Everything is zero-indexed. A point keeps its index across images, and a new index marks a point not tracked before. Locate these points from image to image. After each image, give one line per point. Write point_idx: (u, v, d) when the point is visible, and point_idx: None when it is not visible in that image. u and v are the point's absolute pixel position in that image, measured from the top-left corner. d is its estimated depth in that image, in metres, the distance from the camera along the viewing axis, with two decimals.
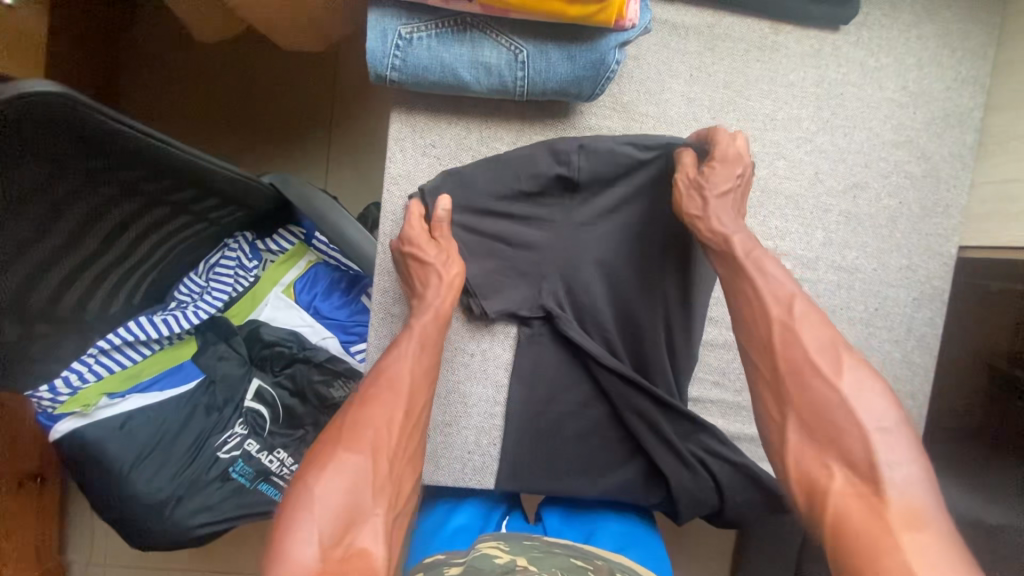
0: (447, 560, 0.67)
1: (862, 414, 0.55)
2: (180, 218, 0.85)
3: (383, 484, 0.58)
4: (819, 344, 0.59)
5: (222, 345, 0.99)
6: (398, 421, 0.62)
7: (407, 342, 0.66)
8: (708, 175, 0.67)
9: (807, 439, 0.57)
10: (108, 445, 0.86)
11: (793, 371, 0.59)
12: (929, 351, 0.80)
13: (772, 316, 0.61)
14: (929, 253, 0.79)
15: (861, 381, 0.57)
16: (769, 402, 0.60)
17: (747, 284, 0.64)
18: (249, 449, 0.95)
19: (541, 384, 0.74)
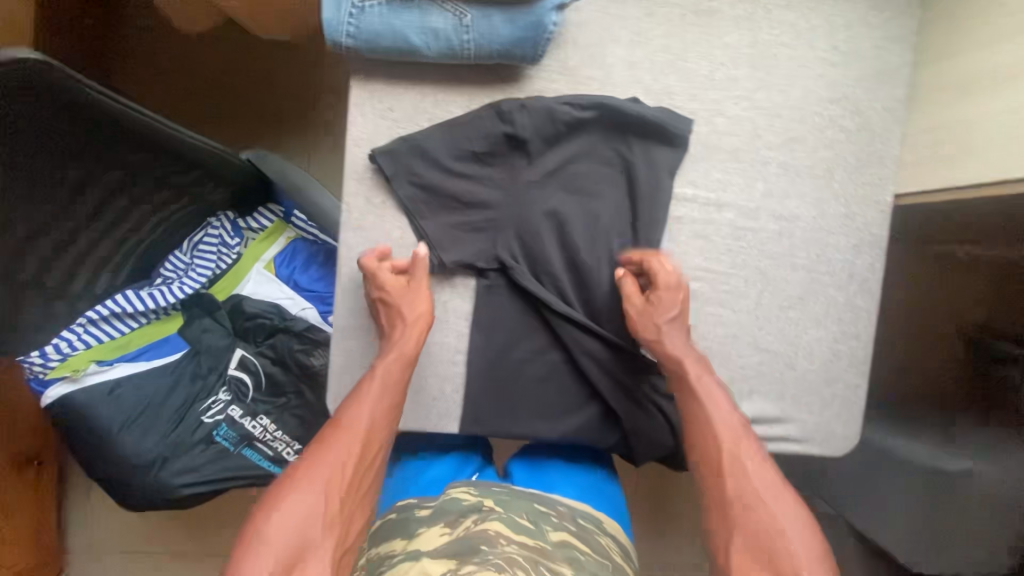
0: (418, 503, 0.78)
1: (795, 543, 0.62)
2: (167, 189, 0.93)
3: (333, 521, 0.61)
4: (763, 480, 0.66)
5: (207, 318, 1.03)
6: (353, 459, 0.65)
7: (370, 382, 0.71)
8: (656, 304, 0.75)
9: (751, 558, 0.61)
10: (97, 407, 0.91)
11: (737, 494, 0.65)
12: (871, 295, 0.85)
13: (721, 439, 0.69)
14: (867, 202, 0.84)
15: (791, 509, 0.64)
16: (717, 519, 0.65)
17: (699, 408, 0.71)
18: (233, 415, 1.00)
19: (500, 333, 0.79)
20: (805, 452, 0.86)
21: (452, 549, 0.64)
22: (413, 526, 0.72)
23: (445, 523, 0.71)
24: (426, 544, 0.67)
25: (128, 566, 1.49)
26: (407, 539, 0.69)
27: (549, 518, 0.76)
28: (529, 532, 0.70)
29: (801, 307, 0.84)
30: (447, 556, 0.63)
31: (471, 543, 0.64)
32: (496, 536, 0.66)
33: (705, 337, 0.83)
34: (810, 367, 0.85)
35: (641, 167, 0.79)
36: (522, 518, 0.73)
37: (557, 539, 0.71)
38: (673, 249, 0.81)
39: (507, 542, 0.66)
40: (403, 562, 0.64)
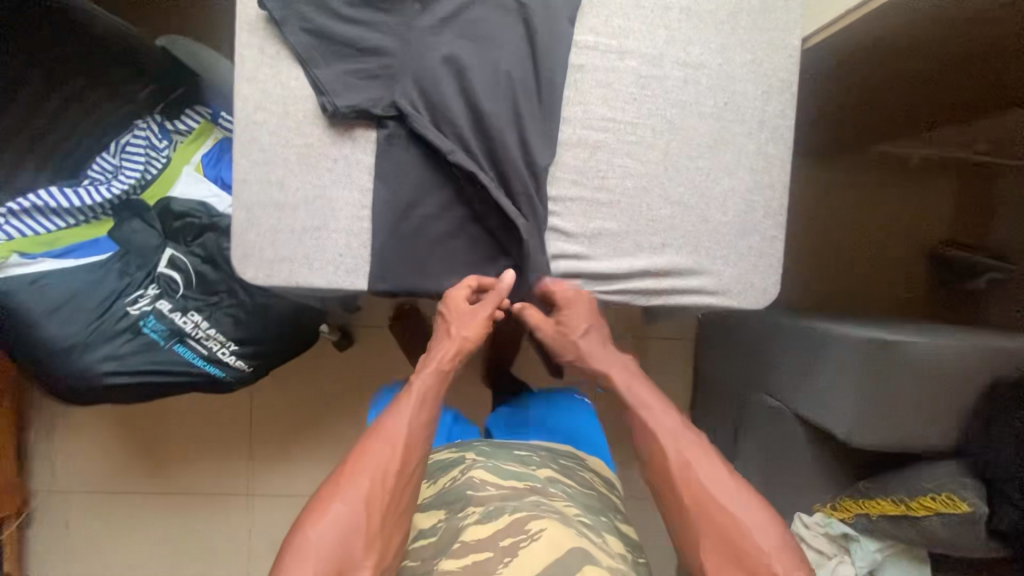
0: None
1: (754, 532, 0.63)
2: (85, 79, 1.03)
3: (374, 535, 0.61)
4: (714, 475, 0.67)
5: (137, 220, 1.02)
6: (394, 470, 0.65)
7: (409, 396, 0.73)
8: (565, 322, 0.83)
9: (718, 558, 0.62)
10: (18, 296, 0.91)
11: (693, 495, 0.66)
12: (783, 142, 0.84)
13: (667, 446, 0.70)
14: (773, 47, 0.83)
15: (747, 499, 0.65)
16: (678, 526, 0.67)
17: (644, 421, 0.74)
18: (161, 308, 0.99)
19: (404, 186, 0.78)
20: (725, 307, 0.85)
21: (440, 503, 0.72)
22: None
23: (428, 479, 0.81)
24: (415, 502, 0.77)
25: (89, 510, 1.45)
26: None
27: (533, 457, 0.82)
28: (517, 474, 0.75)
29: (711, 156, 0.83)
30: (435, 508, 0.72)
31: (458, 493, 0.71)
32: (481, 482, 0.72)
33: (615, 189, 0.82)
34: (725, 218, 0.84)
35: (536, 12, 0.78)
36: (508, 463, 0.78)
37: (544, 474, 0.77)
38: (576, 98, 0.80)
39: (492, 486, 0.71)
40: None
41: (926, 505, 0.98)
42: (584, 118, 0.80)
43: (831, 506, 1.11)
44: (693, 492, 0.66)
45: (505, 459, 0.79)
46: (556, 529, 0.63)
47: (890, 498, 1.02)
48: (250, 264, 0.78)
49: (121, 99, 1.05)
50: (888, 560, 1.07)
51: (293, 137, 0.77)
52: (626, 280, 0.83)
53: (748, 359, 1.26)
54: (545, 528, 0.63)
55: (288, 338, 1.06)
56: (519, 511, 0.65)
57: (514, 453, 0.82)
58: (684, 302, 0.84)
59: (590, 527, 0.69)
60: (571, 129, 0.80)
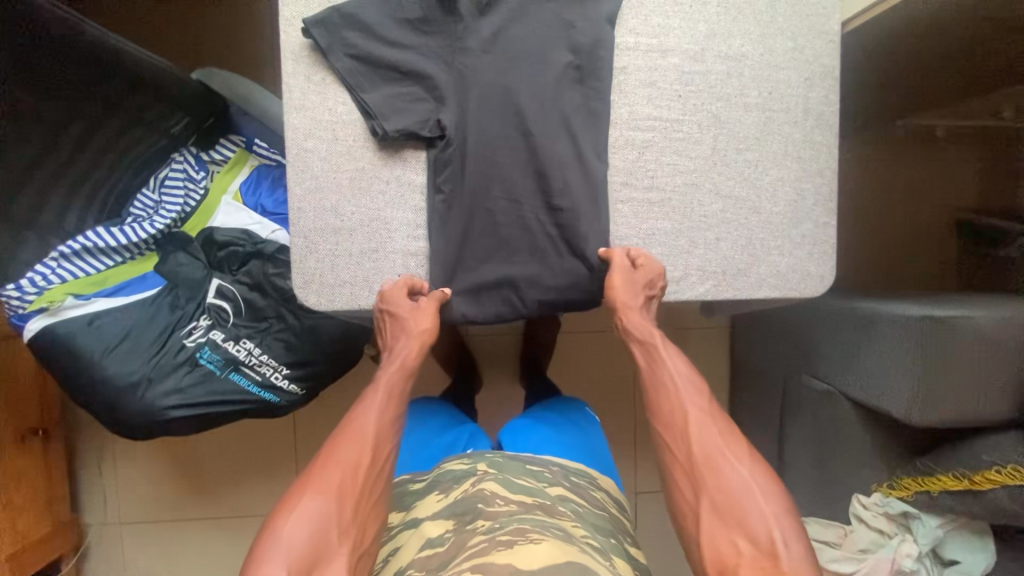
0: (412, 479, 0.88)
1: (760, 499, 0.64)
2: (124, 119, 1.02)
3: (348, 526, 0.62)
4: (726, 439, 0.69)
5: (182, 253, 1.03)
6: (363, 464, 0.66)
7: (374, 393, 0.72)
8: (638, 273, 0.77)
9: (717, 518, 0.64)
10: (77, 337, 0.92)
11: (705, 458, 0.68)
12: (830, 127, 0.84)
13: (687, 406, 0.72)
14: (814, 32, 0.82)
15: (757, 468, 0.67)
16: (684, 484, 0.68)
17: (660, 379, 0.75)
18: (215, 338, 1.00)
19: (455, 202, 0.78)
20: (783, 298, 0.85)
21: (448, 511, 0.72)
22: (409, 500, 0.82)
23: (439, 490, 0.78)
24: (425, 511, 0.75)
25: (141, 540, 1.46)
26: (404, 511, 0.79)
27: (546, 474, 0.82)
28: (527, 490, 0.76)
29: (758, 148, 0.82)
30: (444, 517, 0.71)
31: (468, 503, 0.71)
32: (491, 495, 0.72)
33: (665, 187, 0.81)
34: (776, 209, 0.83)
35: (576, 17, 0.78)
36: (519, 477, 0.79)
37: (556, 492, 0.78)
38: (621, 100, 0.80)
39: (501, 499, 0.72)
40: (402, 531, 0.74)
41: (990, 479, 0.95)
42: (629, 120, 0.80)
43: (888, 485, 1.09)
44: (706, 453, 0.68)
45: (516, 473, 0.79)
46: (556, 542, 0.63)
47: (950, 474, 1.00)
48: (312, 291, 0.79)
49: (158, 134, 1.05)
50: (949, 534, 1.03)
51: (344, 162, 0.77)
52: (683, 280, 0.83)
53: (790, 344, 1.26)
54: (546, 539, 0.63)
55: (340, 358, 1.06)
56: (525, 523, 0.66)
57: (526, 468, 0.82)
58: (742, 295, 0.84)
59: (598, 548, 0.68)
60: (618, 132, 0.80)
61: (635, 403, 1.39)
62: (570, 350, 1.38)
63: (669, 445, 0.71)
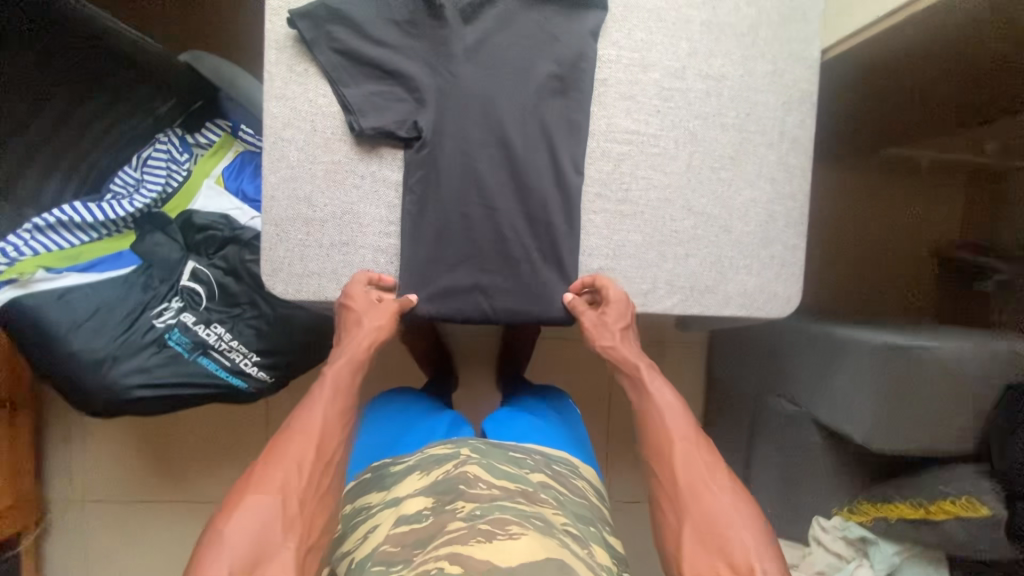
0: (392, 463, 0.85)
1: (743, 530, 0.61)
2: (109, 95, 1.05)
3: (295, 520, 0.59)
4: (712, 468, 0.66)
5: (159, 233, 1.03)
6: (308, 459, 0.64)
7: (320, 388, 0.70)
8: (603, 317, 0.79)
9: (699, 547, 0.61)
10: (45, 311, 0.91)
11: (688, 484, 0.65)
12: (804, 152, 0.85)
13: (672, 434, 0.70)
14: (793, 58, 0.84)
15: (741, 498, 0.63)
16: (667, 511, 0.65)
17: (653, 407, 0.73)
18: (185, 321, 1.00)
19: (430, 203, 0.79)
20: (749, 316, 0.86)
21: (429, 491, 0.72)
22: (388, 480, 0.80)
23: (421, 470, 0.78)
24: (404, 491, 0.75)
25: (105, 518, 1.45)
26: (385, 490, 0.78)
27: (527, 460, 0.83)
28: (510, 476, 0.76)
29: (733, 167, 0.84)
30: (425, 495, 0.72)
31: (449, 484, 0.71)
32: (474, 478, 0.72)
33: (639, 201, 0.83)
34: (747, 228, 0.84)
35: (560, 28, 0.79)
36: (501, 464, 0.78)
37: (537, 479, 0.78)
38: (600, 111, 0.81)
39: (484, 483, 0.72)
40: (382, 510, 0.73)
41: (945, 509, 0.93)
42: (606, 131, 0.81)
43: (849, 509, 1.09)
44: (690, 480, 0.65)
45: (499, 460, 0.79)
46: (535, 535, 0.63)
47: (909, 502, 0.99)
48: (279, 280, 0.79)
49: (144, 114, 1.06)
50: (906, 563, 1.00)
51: (321, 154, 0.78)
52: (651, 293, 0.84)
53: (764, 362, 1.27)
54: (525, 533, 0.62)
55: (312, 349, 1.06)
56: (507, 513, 0.65)
57: (508, 455, 0.82)
58: (711, 312, 0.85)
59: (577, 537, 0.69)
60: (595, 143, 0.81)
61: (608, 411, 1.40)
62: (546, 356, 1.38)
63: (655, 472, 0.69)
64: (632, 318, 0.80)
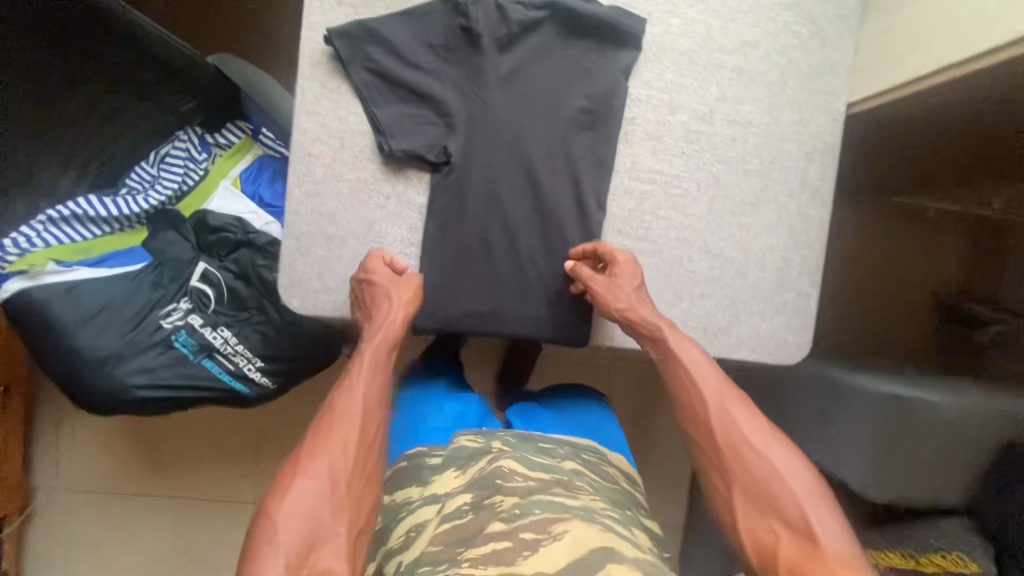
0: (429, 451, 0.82)
1: (792, 482, 0.60)
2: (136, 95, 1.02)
3: (346, 500, 0.58)
4: (751, 424, 0.65)
5: (172, 232, 1.03)
6: (355, 438, 0.62)
7: (359, 367, 0.68)
8: (614, 279, 0.76)
9: (751, 507, 0.60)
10: (53, 306, 0.90)
11: (729, 443, 0.64)
12: (823, 203, 0.86)
13: (705, 395, 0.67)
14: (819, 109, 0.85)
15: (784, 449, 0.63)
16: (714, 475, 0.64)
17: (677, 370, 0.71)
18: (193, 323, 0.99)
19: (452, 228, 0.80)
20: (758, 360, 0.87)
21: (469, 487, 0.71)
22: (428, 472, 0.77)
23: (457, 467, 0.76)
24: (444, 486, 0.73)
25: (90, 509, 1.43)
26: (422, 484, 0.76)
27: (558, 449, 0.84)
28: (544, 466, 0.75)
29: (753, 214, 0.85)
30: (465, 491, 0.70)
31: (485, 481, 0.70)
32: (510, 472, 0.71)
33: (658, 239, 0.83)
34: (763, 274, 0.85)
35: (594, 65, 0.79)
36: (533, 455, 0.78)
37: (569, 467, 0.79)
38: (626, 149, 0.82)
39: (520, 476, 0.71)
40: (424, 506, 0.72)
41: (936, 562, 0.99)
42: (631, 169, 0.82)
43: None
44: (730, 441, 0.64)
45: (529, 451, 0.79)
46: (579, 528, 0.62)
47: (898, 551, 1.03)
48: (296, 294, 0.79)
49: (167, 113, 1.04)
50: None
51: (347, 172, 0.78)
52: None
53: (763, 398, 1.28)
54: (568, 530, 0.62)
55: (316, 357, 1.06)
56: (547, 511, 0.64)
57: (538, 447, 0.82)
58: (722, 354, 0.86)
59: (619, 520, 0.69)
60: (619, 179, 0.82)
61: None
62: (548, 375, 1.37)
63: (693, 436, 0.67)
64: (642, 284, 0.78)
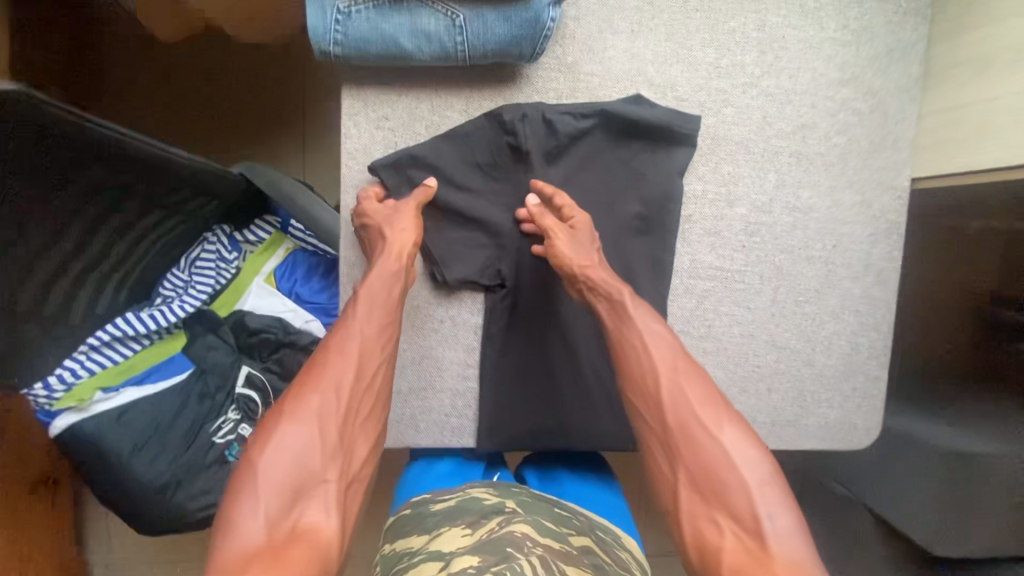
0: (434, 498, 0.72)
1: (742, 469, 0.56)
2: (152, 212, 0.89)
3: (333, 452, 0.58)
4: (701, 399, 0.61)
5: (211, 336, 0.98)
6: (346, 386, 0.61)
7: (355, 310, 0.66)
8: (574, 234, 0.72)
9: (695, 493, 0.57)
10: (104, 436, 0.87)
11: (679, 424, 0.60)
12: (890, 283, 0.82)
13: (660, 370, 0.63)
14: (882, 187, 0.80)
15: (737, 427, 0.59)
16: (659, 455, 0.61)
17: (626, 344, 0.66)
18: (244, 433, 0.97)
19: (511, 346, 0.78)
20: (829, 447, 0.84)
21: (475, 548, 0.54)
22: (429, 522, 0.66)
23: (467, 524, 0.62)
24: (449, 543, 0.58)
25: None
26: (427, 534, 0.63)
27: (572, 520, 0.67)
28: (554, 535, 0.60)
29: (817, 301, 0.81)
30: (469, 552, 0.54)
31: (494, 546, 0.54)
32: (522, 537, 0.56)
33: (721, 336, 0.80)
34: (829, 361, 0.82)
35: (646, 168, 0.76)
36: (546, 520, 0.63)
37: (580, 543, 0.62)
38: (684, 248, 0.78)
39: (531, 542, 0.56)
40: (424, 563, 0.56)
41: None
42: (690, 268, 0.79)
43: None
44: (679, 420, 0.60)
45: (543, 516, 0.64)
46: None
47: None
48: None
49: (184, 216, 0.96)
50: None
51: None
52: None
53: None
54: None
55: None
56: None
57: (554, 510, 0.67)
58: (792, 445, 0.84)
59: None
60: (679, 280, 0.79)
61: None
62: None
63: (643, 417, 0.63)
64: (593, 233, 0.73)
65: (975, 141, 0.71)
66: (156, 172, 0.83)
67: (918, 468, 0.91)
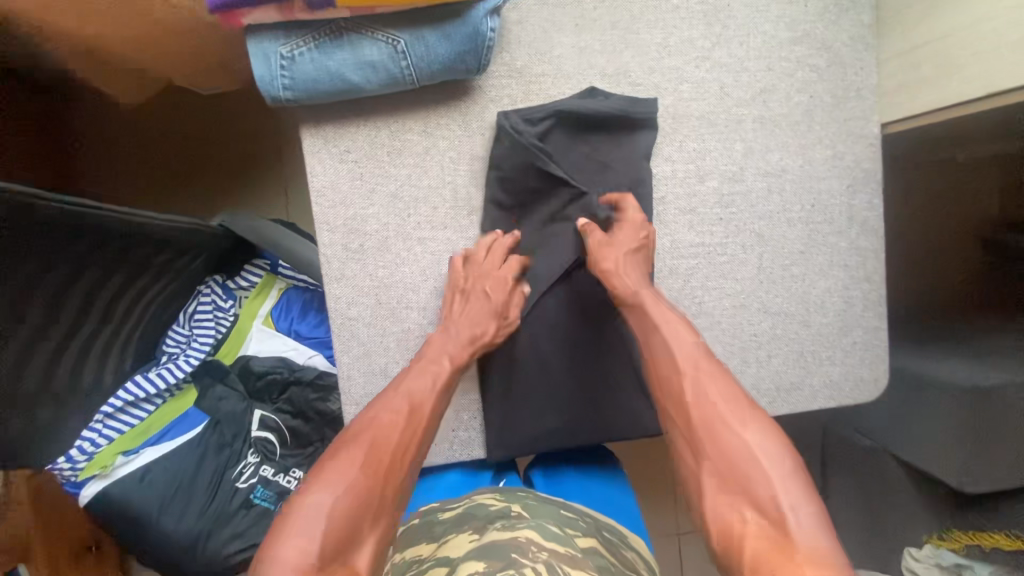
0: (441, 507, 0.73)
1: (769, 466, 0.56)
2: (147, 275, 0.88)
3: (380, 509, 0.56)
4: (757, 424, 0.59)
5: (219, 385, 1.00)
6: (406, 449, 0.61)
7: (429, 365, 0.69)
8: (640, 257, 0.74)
9: (720, 487, 0.56)
10: (132, 497, 0.90)
11: (704, 417, 0.60)
12: (874, 232, 0.82)
13: (688, 365, 0.64)
14: (851, 137, 0.80)
15: (776, 439, 0.58)
16: (684, 450, 0.61)
17: (651, 339, 0.67)
18: (265, 474, 0.98)
19: (506, 353, 0.79)
20: (840, 403, 0.84)
21: (480, 552, 0.56)
22: (438, 530, 0.67)
23: (473, 528, 0.64)
24: (455, 551, 0.60)
25: None
26: (437, 541, 0.64)
27: (579, 522, 0.68)
28: (558, 538, 0.61)
29: (804, 262, 0.81)
30: (476, 557, 0.56)
31: (500, 552, 0.55)
32: (526, 543, 0.57)
33: (714, 311, 0.80)
34: (826, 319, 0.82)
35: (608, 159, 0.77)
36: (552, 523, 0.65)
37: (587, 544, 0.63)
38: (662, 230, 0.79)
39: (536, 547, 0.58)
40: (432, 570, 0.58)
41: None
42: (671, 249, 0.79)
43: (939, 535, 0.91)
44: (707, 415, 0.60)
45: (550, 519, 0.66)
46: None
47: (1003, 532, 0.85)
48: None
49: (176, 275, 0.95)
50: None
51: (390, 324, 0.76)
52: None
53: None
54: None
55: None
56: None
57: (561, 514, 0.68)
58: (801, 407, 0.83)
59: None
60: (662, 262, 0.79)
61: None
62: None
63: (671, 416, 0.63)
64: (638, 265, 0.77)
65: (930, 81, 0.71)
66: (139, 236, 0.81)
67: (936, 412, 0.90)
